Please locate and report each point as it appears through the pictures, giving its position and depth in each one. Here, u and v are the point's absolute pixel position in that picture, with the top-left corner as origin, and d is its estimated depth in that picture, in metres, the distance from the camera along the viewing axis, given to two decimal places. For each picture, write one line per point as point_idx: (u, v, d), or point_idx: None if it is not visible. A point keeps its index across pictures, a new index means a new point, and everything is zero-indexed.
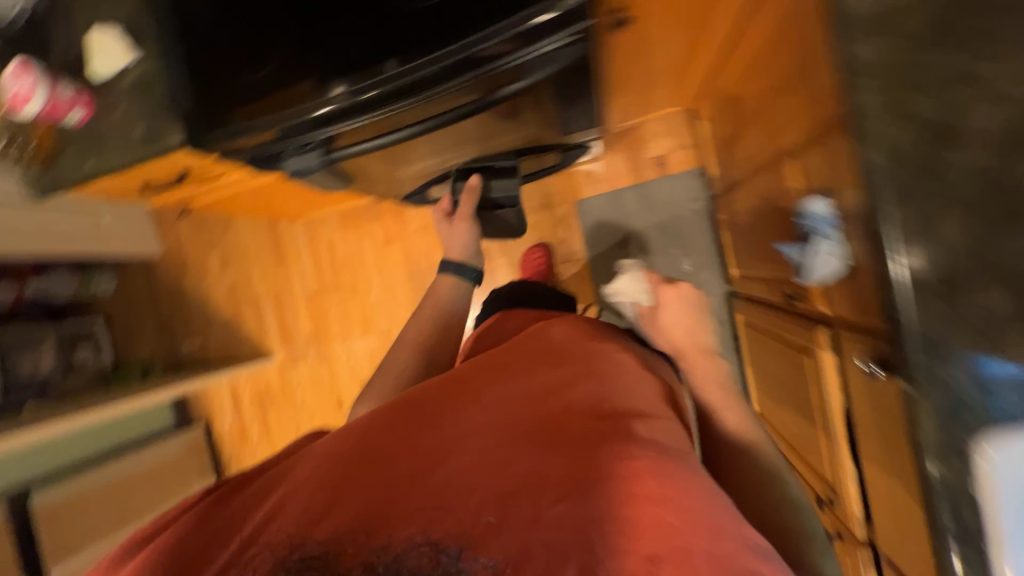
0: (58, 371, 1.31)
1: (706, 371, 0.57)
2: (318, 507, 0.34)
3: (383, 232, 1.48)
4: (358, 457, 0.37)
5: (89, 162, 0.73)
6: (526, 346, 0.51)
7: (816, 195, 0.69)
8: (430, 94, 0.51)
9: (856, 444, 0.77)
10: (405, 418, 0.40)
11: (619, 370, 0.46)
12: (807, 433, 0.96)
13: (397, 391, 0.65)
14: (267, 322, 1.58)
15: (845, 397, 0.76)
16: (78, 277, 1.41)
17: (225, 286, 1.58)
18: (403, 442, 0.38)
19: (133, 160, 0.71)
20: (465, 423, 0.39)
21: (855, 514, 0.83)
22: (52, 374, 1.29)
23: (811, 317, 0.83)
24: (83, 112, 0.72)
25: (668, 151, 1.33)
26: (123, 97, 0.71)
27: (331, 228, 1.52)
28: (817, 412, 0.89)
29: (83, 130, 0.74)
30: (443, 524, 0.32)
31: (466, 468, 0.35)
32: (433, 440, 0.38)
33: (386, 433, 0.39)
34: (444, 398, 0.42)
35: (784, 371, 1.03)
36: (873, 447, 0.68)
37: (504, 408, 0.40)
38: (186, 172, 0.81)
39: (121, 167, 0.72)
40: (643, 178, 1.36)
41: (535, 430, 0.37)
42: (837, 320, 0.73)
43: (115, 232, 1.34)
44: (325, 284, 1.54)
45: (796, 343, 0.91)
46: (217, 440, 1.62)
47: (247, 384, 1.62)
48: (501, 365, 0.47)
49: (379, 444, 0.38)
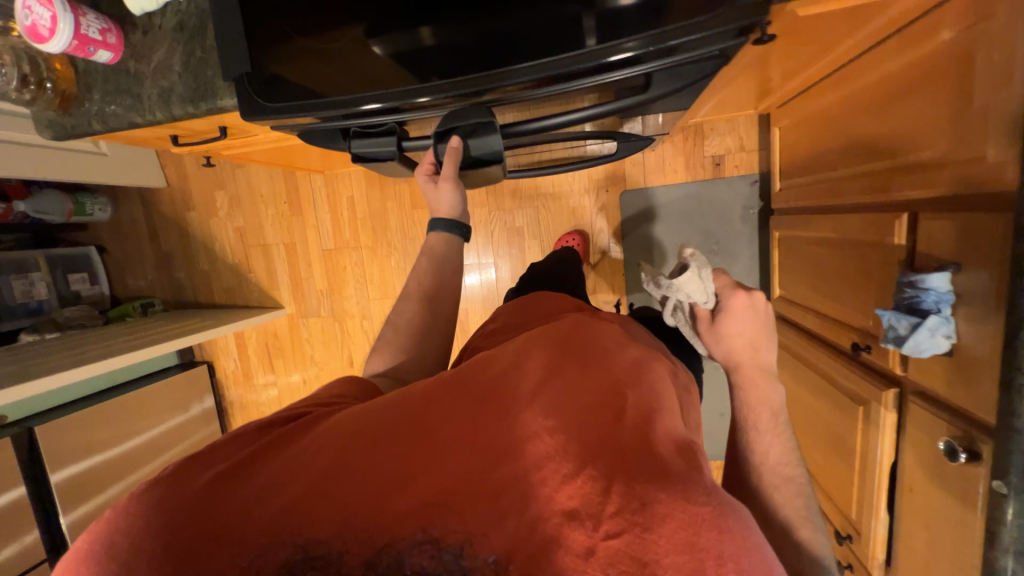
0: (54, 296, 1.49)
1: (764, 396, 0.55)
2: (337, 489, 0.33)
3: (411, 199, 1.47)
4: (419, 447, 0.34)
5: (133, 116, 0.67)
6: (570, 342, 0.46)
7: (941, 263, 0.64)
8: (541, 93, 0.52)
9: (898, 496, 0.79)
10: (464, 398, 0.38)
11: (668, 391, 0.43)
12: (838, 466, 0.95)
13: (411, 343, 0.66)
14: (278, 270, 1.62)
15: (898, 452, 0.78)
16: (69, 201, 1.49)
17: (233, 229, 1.63)
18: (431, 435, 0.35)
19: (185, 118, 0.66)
20: (501, 421, 0.35)
21: (877, 557, 0.85)
22: (47, 300, 1.47)
23: (873, 364, 0.82)
24: (110, 52, 0.64)
25: (727, 150, 1.26)
26: (171, 43, 0.65)
27: (362, 189, 1.49)
28: (853, 451, 0.89)
29: (116, 72, 0.67)
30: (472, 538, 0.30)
31: (522, 474, 0.33)
32: (489, 432, 0.35)
33: (444, 410, 0.37)
34: (496, 383, 0.39)
35: (821, 399, 1.00)
36: (927, 507, 0.71)
37: (559, 405, 0.37)
38: (227, 127, 0.79)
39: (170, 123, 0.67)
40: (695, 175, 1.29)
41: (593, 434, 0.35)
42: (909, 378, 0.74)
43: (114, 161, 1.40)
44: (345, 243, 1.55)
45: (846, 380, 0.90)
46: (221, 377, 1.74)
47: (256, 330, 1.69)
48: (546, 360, 0.42)
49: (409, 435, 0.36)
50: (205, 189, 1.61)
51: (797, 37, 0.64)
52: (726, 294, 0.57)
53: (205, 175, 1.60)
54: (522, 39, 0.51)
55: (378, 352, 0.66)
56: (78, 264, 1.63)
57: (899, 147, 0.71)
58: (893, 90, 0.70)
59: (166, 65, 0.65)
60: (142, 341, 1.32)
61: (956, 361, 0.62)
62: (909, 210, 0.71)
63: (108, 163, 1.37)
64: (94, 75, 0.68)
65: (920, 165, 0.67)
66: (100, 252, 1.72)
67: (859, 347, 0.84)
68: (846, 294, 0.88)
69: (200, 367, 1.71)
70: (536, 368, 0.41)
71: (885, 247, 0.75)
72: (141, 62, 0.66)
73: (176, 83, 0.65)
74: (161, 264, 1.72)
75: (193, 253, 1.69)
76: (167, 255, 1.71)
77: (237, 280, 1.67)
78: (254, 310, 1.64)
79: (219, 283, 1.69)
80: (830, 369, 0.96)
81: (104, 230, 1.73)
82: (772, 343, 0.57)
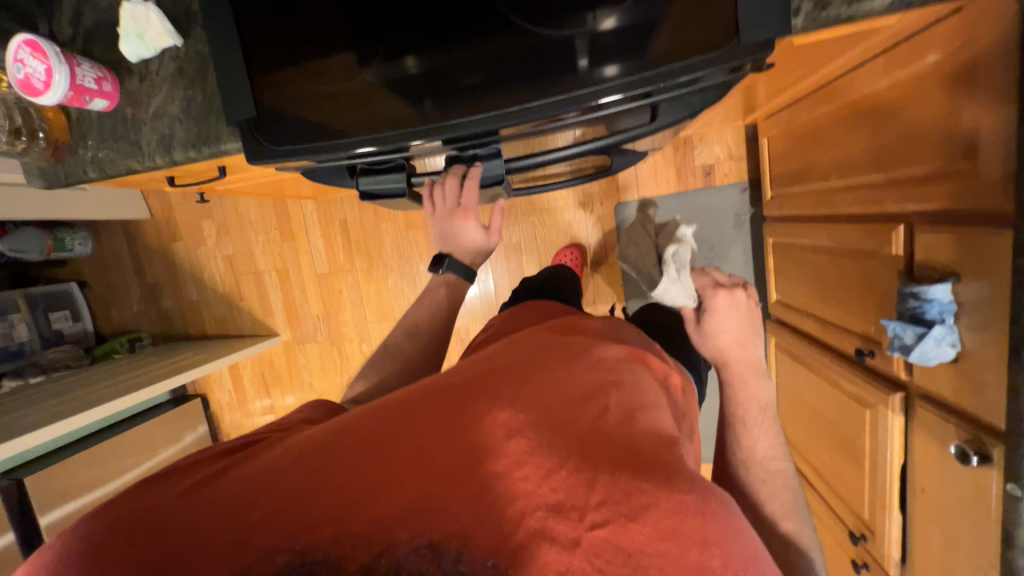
0: (35, 338, 1.51)
1: (750, 391, 0.55)
2: (318, 495, 0.32)
3: (405, 220, 1.49)
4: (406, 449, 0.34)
5: (133, 162, 0.69)
6: (553, 345, 0.46)
7: (942, 274, 0.64)
8: (548, 127, 0.57)
9: (910, 497, 0.78)
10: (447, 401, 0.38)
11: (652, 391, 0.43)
12: (848, 470, 0.93)
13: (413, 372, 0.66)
14: (271, 296, 1.64)
15: (906, 452, 0.77)
16: (48, 238, 1.50)
17: (222, 258, 1.65)
18: (412, 438, 0.35)
19: (185, 161, 0.68)
20: (481, 418, 0.35)
21: (892, 556, 0.83)
22: (27, 341, 1.47)
23: (875, 365, 0.82)
24: (105, 100, 0.66)
25: (716, 160, 1.28)
26: (167, 89, 0.67)
27: (357, 212, 1.51)
28: (861, 454, 0.88)
29: (113, 119, 0.69)
30: (456, 538, 0.29)
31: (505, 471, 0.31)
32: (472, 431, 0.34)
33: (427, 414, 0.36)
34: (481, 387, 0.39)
35: (826, 403, 1.00)
36: (937, 505, 0.71)
37: (541, 405, 0.37)
38: (226, 167, 0.80)
39: (171, 167, 0.69)
40: (686, 185, 1.31)
41: (578, 433, 0.34)
42: (914, 381, 0.73)
43: (97, 197, 1.43)
44: (340, 266, 1.57)
45: (848, 380, 0.89)
46: (215, 409, 1.75)
47: (250, 359, 1.69)
48: (528, 363, 0.42)
49: (390, 440, 0.35)
50: (192, 220, 1.64)
51: (782, 59, 0.66)
52: (708, 293, 0.59)
53: (192, 206, 1.62)
54: (513, 71, 0.54)
55: (381, 376, 0.67)
56: (61, 302, 1.65)
57: (888, 155, 0.73)
58: (880, 106, 0.72)
59: (164, 111, 0.67)
60: (139, 380, 1.33)
61: (959, 365, 0.63)
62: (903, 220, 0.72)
63: (88, 198, 1.39)
64: (88, 123, 0.70)
65: (912, 179, 0.68)
66: (82, 287, 1.74)
67: (862, 351, 0.84)
68: (844, 297, 0.89)
69: (192, 399, 1.72)
70: (521, 372, 0.41)
71: (881, 256, 0.76)
72: (138, 108, 0.68)
73: (177, 129, 0.67)
74: (159, 296, 1.74)
75: (182, 285, 1.71)
76: (156, 287, 1.73)
77: (229, 310, 1.69)
78: (249, 339, 1.65)
79: (211, 313, 1.70)
80: (832, 372, 0.95)
81: (90, 266, 1.75)
82: (758, 341, 0.57)
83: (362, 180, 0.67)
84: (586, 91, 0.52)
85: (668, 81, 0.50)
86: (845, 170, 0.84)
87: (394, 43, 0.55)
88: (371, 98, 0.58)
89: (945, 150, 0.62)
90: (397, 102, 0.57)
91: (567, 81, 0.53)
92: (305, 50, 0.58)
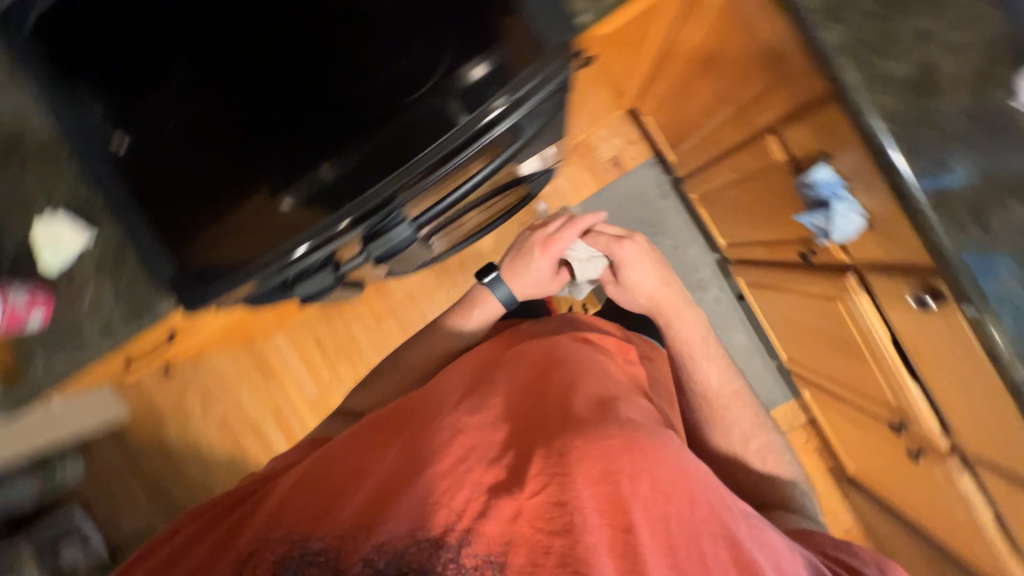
0: None
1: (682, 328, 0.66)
2: (310, 527, 0.39)
3: (371, 315, 1.52)
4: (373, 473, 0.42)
5: (87, 357, 0.73)
6: (503, 360, 0.56)
7: (817, 156, 0.70)
8: (438, 179, 0.61)
9: (914, 364, 0.79)
10: (396, 427, 0.47)
11: (594, 366, 0.54)
12: (856, 366, 0.94)
13: None
14: (272, 440, 1.60)
15: (887, 323, 0.79)
16: None
17: (212, 423, 1.62)
18: (390, 459, 0.43)
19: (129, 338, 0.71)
20: (445, 431, 0.43)
21: (932, 428, 0.82)
22: None
23: (820, 260, 0.85)
24: (42, 311, 0.70)
25: (618, 150, 1.39)
26: (94, 281, 0.71)
27: (324, 326, 1.54)
28: (857, 345, 0.89)
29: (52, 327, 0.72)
30: (430, 529, 0.36)
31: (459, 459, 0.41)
32: (436, 443, 0.42)
33: (381, 445, 0.45)
34: (437, 409, 0.48)
35: (807, 314, 1.02)
36: (934, 360, 0.72)
37: (486, 410, 0.46)
38: (178, 328, 0.84)
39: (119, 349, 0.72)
40: (604, 181, 1.40)
41: (516, 429, 0.44)
42: (856, 258, 0.76)
43: None
44: (327, 383, 1.57)
45: (809, 283, 0.93)
46: None
47: None
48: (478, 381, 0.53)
49: (356, 463, 0.44)
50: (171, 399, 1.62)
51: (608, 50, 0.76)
52: (615, 247, 0.67)
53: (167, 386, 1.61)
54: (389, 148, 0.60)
55: None
56: (62, 537, 1.56)
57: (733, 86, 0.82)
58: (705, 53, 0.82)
59: (99, 301, 0.71)
60: None
61: (876, 227, 0.67)
62: (769, 129, 0.79)
63: None
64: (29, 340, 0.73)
65: (760, 96, 0.77)
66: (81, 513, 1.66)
67: (805, 254, 0.88)
68: (767, 215, 0.95)
69: None
70: (472, 387, 0.50)
71: (772, 167, 0.83)
72: (73, 309, 0.72)
73: (115, 312, 0.71)
74: (162, 489, 1.68)
75: (181, 467, 1.66)
76: (156, 481, 1.67)
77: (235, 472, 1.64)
78: None
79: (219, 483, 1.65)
80: (795, 283, 0.99)
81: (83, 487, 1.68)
82: (674, 277, 0.66)
83: (298, 288, 0.71)
84: (454, 136, 0.58)
85: (515, 102, 0.58)
86: (712, 113, 0.94)
87: (285, 164, 0.61)
88: (276, 218, 0.61)
89: (766, 65, 0.71)
90: (307, 212, 0.61)
91: (434, 134, 0.59)
92: (191, 200, 0.58)
